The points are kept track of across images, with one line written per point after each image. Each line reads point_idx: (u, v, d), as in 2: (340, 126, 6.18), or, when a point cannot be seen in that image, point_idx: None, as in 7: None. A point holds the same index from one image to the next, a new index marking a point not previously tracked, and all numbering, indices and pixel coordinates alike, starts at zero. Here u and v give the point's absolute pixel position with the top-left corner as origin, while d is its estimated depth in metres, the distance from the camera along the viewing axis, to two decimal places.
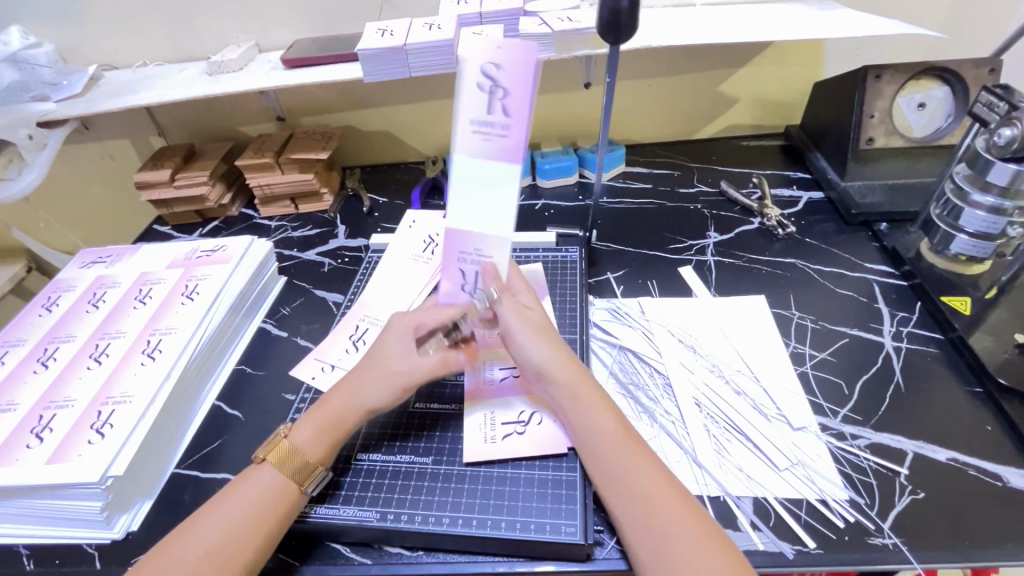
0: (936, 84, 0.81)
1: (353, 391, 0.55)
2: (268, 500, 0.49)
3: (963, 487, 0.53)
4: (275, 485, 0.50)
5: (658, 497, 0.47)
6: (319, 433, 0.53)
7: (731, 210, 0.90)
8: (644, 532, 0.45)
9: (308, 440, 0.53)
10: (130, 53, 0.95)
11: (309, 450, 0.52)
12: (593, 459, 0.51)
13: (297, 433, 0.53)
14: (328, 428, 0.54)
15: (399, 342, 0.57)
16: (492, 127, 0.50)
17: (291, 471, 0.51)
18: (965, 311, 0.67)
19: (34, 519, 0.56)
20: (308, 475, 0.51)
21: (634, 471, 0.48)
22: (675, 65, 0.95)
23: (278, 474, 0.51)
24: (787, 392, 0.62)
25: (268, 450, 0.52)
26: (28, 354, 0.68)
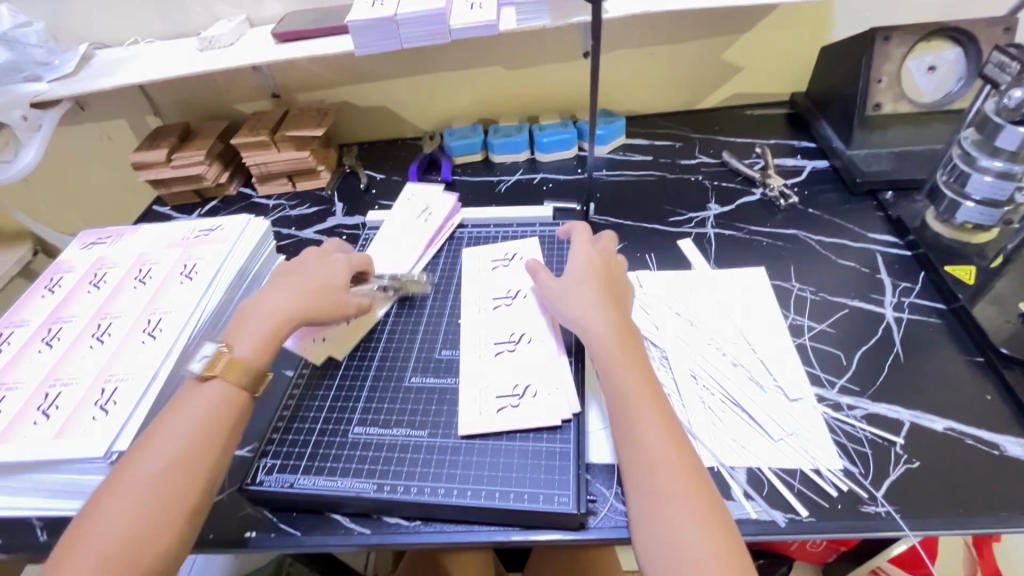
0: (948, 44, 0.78)
1: (302, 304, 0.59)
2: (214, 411, 0.51)
3: (960, 456, 0.52)
4: (214, 393, 0.52)
5: (658, 452, 0.47)
6: (254, 339, 0.56)
7: (733, 181, 0.88)
8: (649, 492, 0.46)
9: (244, 347, 0.55)
10: (120, 30, 0.94)
11: (254, 354, 0.55)
12: (616, 411, 0.51)
13: (238, 342, 0.55)
14: (272, 334, 0.57)
15: (334, 271, 0.64)
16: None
17: (239, 378, 0.53)
18: (969, 281, 0.66)
19: (45, 493, 0.57)
20: (256, 382, 0.55)
21: (644, 430, 0.49)
22: (676, 31, 0.92)
23: (222, 385, 0.52)
24: (785, 363, 0.62)
25: (210, 366, 0.53)
26: (32, 333, 0.69)
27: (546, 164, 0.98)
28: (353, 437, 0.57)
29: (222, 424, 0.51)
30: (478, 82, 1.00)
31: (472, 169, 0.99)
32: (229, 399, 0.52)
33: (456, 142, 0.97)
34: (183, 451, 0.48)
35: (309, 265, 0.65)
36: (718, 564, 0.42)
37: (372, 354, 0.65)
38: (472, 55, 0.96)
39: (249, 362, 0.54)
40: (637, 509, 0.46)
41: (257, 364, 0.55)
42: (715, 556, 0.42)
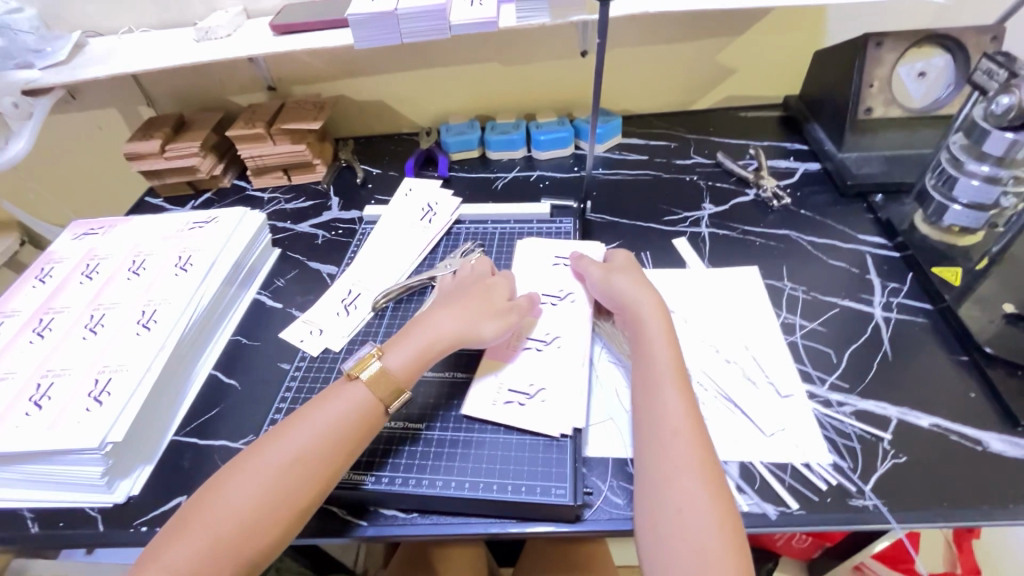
0: (938, 52, 0.79)
1: (464, 322, 0.59)
2: (346, 419, 0.51)
3: (944, 451, 0.54)
4: (353, 398, 0.52)
5: (678, 424, 0.49)
6: (407, 356, 0.56)
7: (727, 181, 0.89)
8: (662, 463, 0.48)
9: (394, 362, 0.55)
10: (114, 19, 0.93)
11: (403, 371, 0.55)
12: (645, 389, 0.53)
13: (388, 355, 0.56)
14: (423, 354, 0.57)
15: (500, 289, 0.64)
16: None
17: (377, 390, 0.53)
18: (955, 282, 0.67)
19: (36, 483, 0.57)
20: (392, 397, 0.53)
21: (668, 403, 0.51)
22: (673, 32, 0.93)
23: (366, 391, 0.53)
24: (776, 360, 0.63)
25: (360, 367, 0.54)
26: (22, 323, 0.68)
27: (542, 161, 0.99)
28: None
29: (355, 437, 0.51)
30: (476, 79, 1.00)
31: (469, 165, 0.99)
32: (365, 413, 0.52)
33: (453, 138, 0.98)
34: (310, 450, 0.49)
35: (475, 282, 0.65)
36: (719, 537, 0.43)
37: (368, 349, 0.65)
38: (470, 51, 0.96)
39: (395, 373, 0.54)
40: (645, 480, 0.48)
41: (396, 378, 0.54)
42: (716, 528, 0.44)
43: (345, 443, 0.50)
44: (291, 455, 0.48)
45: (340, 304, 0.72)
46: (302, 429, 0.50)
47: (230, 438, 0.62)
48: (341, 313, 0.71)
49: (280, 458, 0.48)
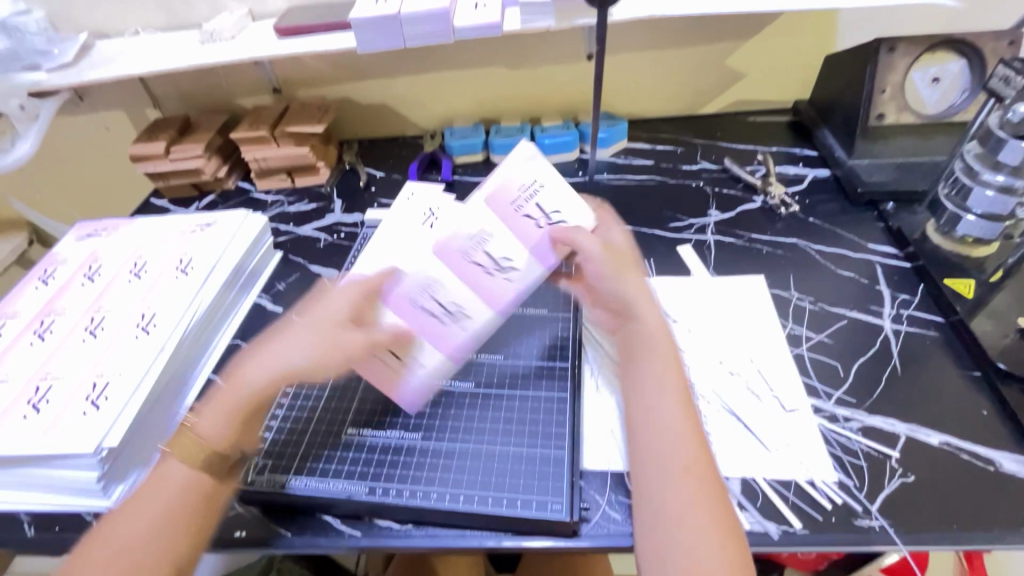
0: (952, 57, 0.77)
1: (269, 363, 0.54)
2: (172, 494, 0.49)
3: (955, 471, 0.52)
4: (177, 475, 0.50)
5: (683, 449, 0.48)
6: (221, 417, 0.52)
7: (734, 188, 0.88)
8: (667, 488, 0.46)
9: (211, 425, 0.52)
10: (121, 22, 0.93)
11: (214, 433, 0.51)
12: (644, 403, 0.51)
13: (200, 422, 0.52)
14: (235, 411, 0.52)
15: (337, 303, 0.57)
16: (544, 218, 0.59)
17: (196, 459, 0.50)
18: (968, 294, 0.66)
19: (34, 487, 0.57)
20: (209, 461, 0.51)
21: (675, 427, 0.49)
22: (681, 36, 0.92)
23: (178, 468, 0.50)
24: (781, 373, 0.61)
25: (175, 441, 0.51)
26: (24, 325, 0.68)
27: None
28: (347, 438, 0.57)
29: (189, 499, 0.49)
30: (481, 82, 0.99)
31: (473, 169, 0.99)
32: (193, 483, 0.50)
33: (457, 142, 0.97)
34: (148, 527, 0.47)
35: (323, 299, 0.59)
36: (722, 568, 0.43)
37: None
38: (475, 54, 0.95)
39: (210, 442, 0.51)
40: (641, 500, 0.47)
41: (216, 443, 0.51)
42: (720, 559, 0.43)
43: (187, 506, 0.49)
44: (140, 531, 0.47)
45: None
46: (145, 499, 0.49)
47: None
48: None
49: (132, 531, 0.47)
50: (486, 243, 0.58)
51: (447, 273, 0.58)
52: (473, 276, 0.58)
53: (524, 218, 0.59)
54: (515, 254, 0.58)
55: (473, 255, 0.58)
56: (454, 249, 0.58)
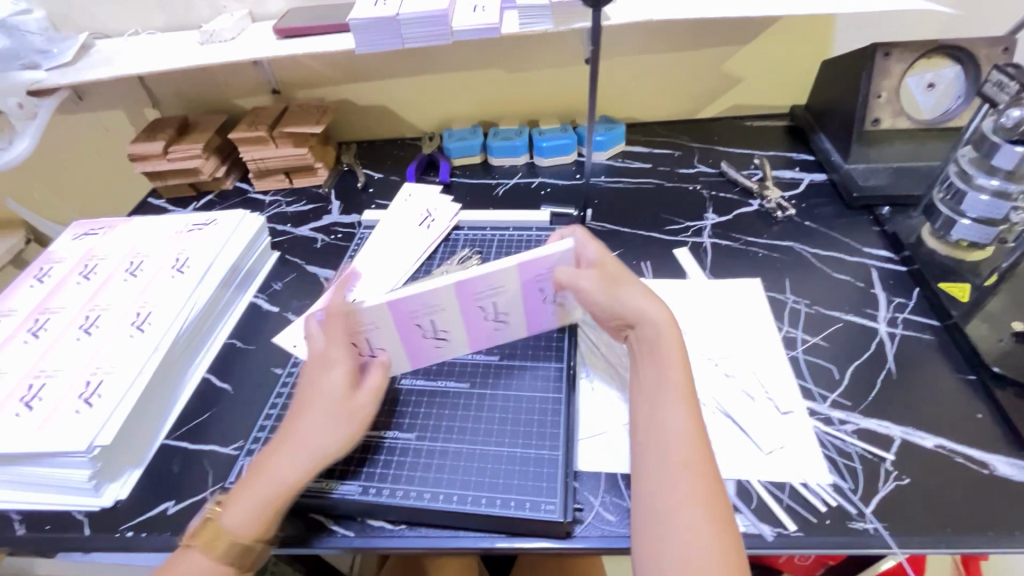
0: (947, 62, 0.78)
1: (295, 462, 0.49)
2: None
3: (949, 474, 0.52)
4: (205, 570, 0.46)
5: (682, 447, 0.47)
6: (253, 513, 0.48)
7: (731, 191, 0.88)
8: (664, 486, 0.46)
9: (241, 522, 0.48)
10: (121, 22, 0.93)
11: (243, 530, 0.48)
12: (648, 401, 0.51)
13: (228, 514, 0.48)
14: (264, 504, 0.48)
15: (332, 383, 0.52)
16: (549, 304, 0.62)
17: (227, 557, 0.47)
18: (963, 298, 0.66)
19: (25, 485, 0.57)
20: (241, 556, 0.48)
21: (676, 427, 0.48)
22: (678, 40, 0.93)
23: (207, 563, 0.47)
24: (777, 376, 0.61)
25: (197, 532, 0.48)
26: (18, 323, 0.68)
27: (545, 168, 0.98)
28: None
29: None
30: (479, 85, 1.00)
31: (471, 171, 0.99)
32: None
33: (455, 144, 0.97)
34: None
35: (313, 377, 0.53)
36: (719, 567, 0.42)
37: None
38: (473, 57, 0.96)
39: (239, 538, 0.48)
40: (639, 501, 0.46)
41: (250, 542, 0.48)
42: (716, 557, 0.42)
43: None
44: None
45: None
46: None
47: (220, 443, 0.61)
48: None
49: None
50: (500, 297, 0.58)
51: (455, 309, 0.58)
52: (474, 315, 0.59)
53: (539, 290, 0.60)
54: (516, 311, 0.61)
55: (483, 302, 0.58)
56: (472, 293, 0.57)
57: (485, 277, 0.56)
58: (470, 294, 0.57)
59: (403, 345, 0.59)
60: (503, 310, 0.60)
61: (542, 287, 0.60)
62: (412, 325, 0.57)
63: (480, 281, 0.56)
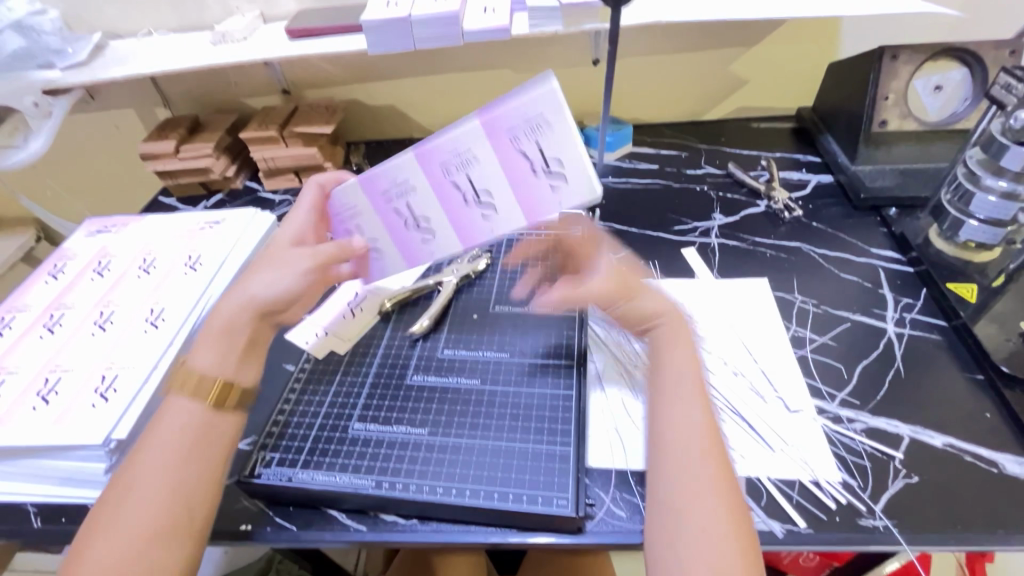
0: (954, 65, 0.78)
1: (273, 257, 0.55)
2: (182, 439, 0.49)
3: (958, 472, 0.53)
4: (180, 423, 0.50)
5: (694, 438, 0.49)
6: (217, 345, 0.53)
7: (738, 192, 0.88)
8: (680, 473, 0.47)
9: (209, 357, 0.52)
10: (135, 22, 0.94)
11: (212, 359, 0.52)
12: (660, 397, 0.53)
13: (197, 355, 0.52)
14: (228, 333, 0.53)
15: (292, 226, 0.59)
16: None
17: (196, 393, 0.51)
18: (970, 299, 0.66)
19: (41, 479, 0.57)
20: (219, 391, 0.52)
21: (691, 417, 0.50)
22: (686, 42, 0.93)
23: (187, 413, 0.50)
24: (786, 375, 0.62)
25: (176, 382, 0.52)
26: (34, 319, 0.69)
27: None
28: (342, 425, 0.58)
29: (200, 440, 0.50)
30: (487, 86, 1.00)
31: None
32: (196, 432, 0.50)
33: None
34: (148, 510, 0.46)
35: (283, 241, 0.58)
36: (733, 545, 0.43)
37: (372, 355, 0.65)
38: (482, 58, 0.96)
39: (207, 371, 0.52)
40: (659, 487, 0.47)
41: (220, 374, 0.52)
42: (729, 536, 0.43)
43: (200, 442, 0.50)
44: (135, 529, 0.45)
45: (344, 306, 0.71)
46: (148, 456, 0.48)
47: None
48: (346, 315, 0.69)
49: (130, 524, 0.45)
50: (491, 209, 0.55)
51: (434, 200, 0.57)
52: (467, 226, 0.57)
53: (544, 216, 0.54)
54: None
55: (469, 205, 0.56)
56: (455, 181, 0.55)
57: (477, 174, 0.54)
58: (450, 181, 0.55)
59: (391, 230, 0.60)
60: (495, 222, 0.56)
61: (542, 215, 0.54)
62: (397, 210, 0.58)
63: (501, 230, 0.54)
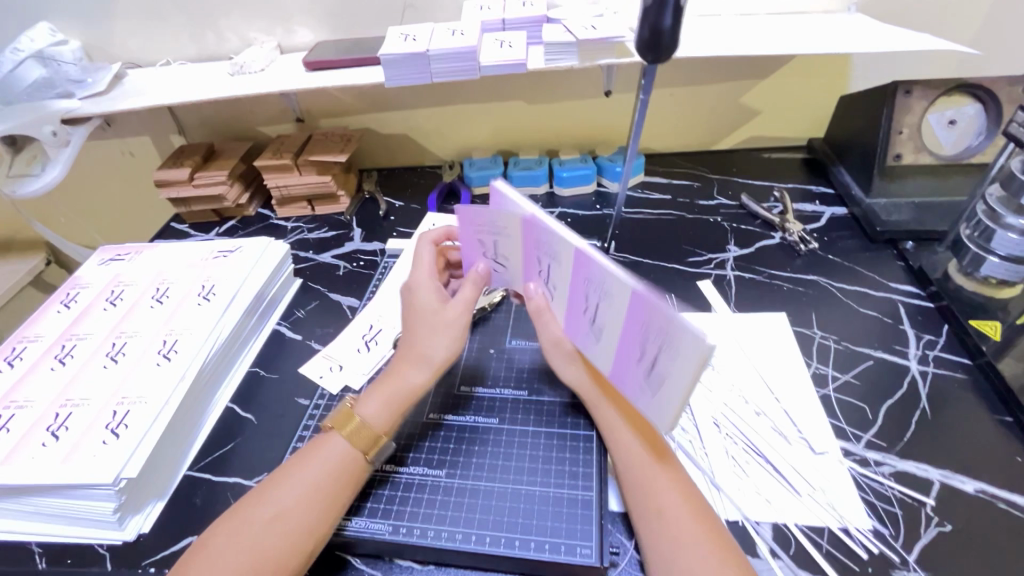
0: (968, 100, 0.79)
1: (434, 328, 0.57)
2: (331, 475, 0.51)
3: (993, 520, 0.51)
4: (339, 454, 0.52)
5: (665, 499, 0.47)
6: (384, 402, 0.55)
7: (752, 224, 0.88)
8: (668, 538, 0.46)
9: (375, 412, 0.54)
10: (153, 52, 0.96)
11: (380, 420, 0.54)
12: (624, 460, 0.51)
13: (362, 404, 0.55)
14: (394, 398, 0.55)
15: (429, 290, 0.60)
16: (644, 374, 0.48)
17: (359, 443, 0.52)
18: (994, 336, 0.65)
19: (48, 517, 0.56)
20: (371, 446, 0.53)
21: (657, 476, 0.49)
22: (698, 75, 0.94)
23: (344, 445, 0.52)
24: (809, 414, 0.61)
25: (336, 419, 0.54)
26: (45, 349, 0.68)
27: (565, 198, 0.98)
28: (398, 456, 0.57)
29: (348, 484, 0.51)
30: (501, 116, 1.01)
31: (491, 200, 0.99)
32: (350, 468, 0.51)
33: (476, 173, 0.98)
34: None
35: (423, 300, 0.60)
36: None
37: None
38: (495, 89, 0.97)
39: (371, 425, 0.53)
40: (646, 546, 0.47)
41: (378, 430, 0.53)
42: None
43: (345, 487, 0.51)
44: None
45: (360, 340, 0.73)
46: (288, 488, 0.49)
47: (243, 476, 0.61)
48: (361, 349, 0.71)
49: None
50: (606, 304, 0.48)
51: (569, 273, 0.51)
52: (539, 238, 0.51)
53: (642, 339, 0.46)
54: (611, 334, 0.50)
55: (591, 292, 0.50)
56: (586, 273, 0.48)
57: (604, 271, 0.46)
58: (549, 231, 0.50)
59: (520, 262, 0.56)
60: (599, 315, 0.50)
61: (644, 339, 0.46)
62: (534, 252, 0.54)
63: (597, 274, 0.47)
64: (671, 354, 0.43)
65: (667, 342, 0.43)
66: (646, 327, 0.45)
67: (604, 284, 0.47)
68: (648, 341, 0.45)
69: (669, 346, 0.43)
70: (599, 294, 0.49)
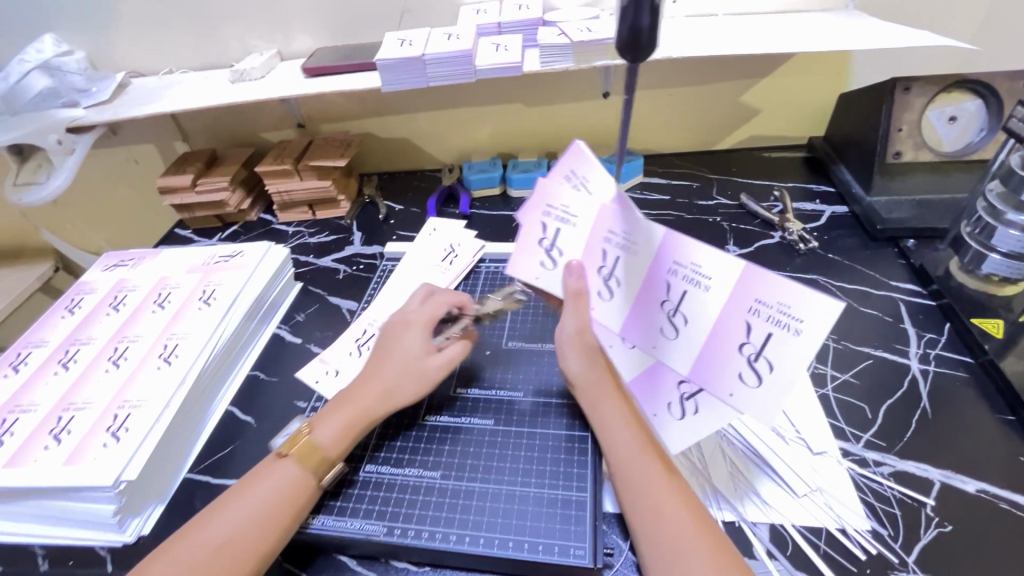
0: (969, 96, 0.78)
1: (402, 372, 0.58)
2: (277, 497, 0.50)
3: (994, 520, 0.50)
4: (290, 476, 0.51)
5: (659, 502, 0.47)
6: (338, 429, 0.54)
7: (752, 223, 0.88)
8: (663, 541, 0.45)
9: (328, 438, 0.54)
10: (156, 61, 0.97)
11: (332, 445, 0.54)
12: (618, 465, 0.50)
13: (320, 429, 0.54)
14: (352, 426, 0.55)
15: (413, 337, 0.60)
16: (741, 367, 0.45)
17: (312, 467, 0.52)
18: (997, 334, 0.64)
19: (50, 520, 0.57)
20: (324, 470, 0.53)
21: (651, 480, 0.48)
22: (695, 76, 0.94)
23: (293, 469, 0.52)
24: (807, 415, 0.60)
25: (289, 444, 0.53)
26: (49, 355, 0.69)
27: None
28: (349, 476, 0.56)
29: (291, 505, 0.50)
30: (500, 119, 1.02)
31: (490, 203, 1.00)
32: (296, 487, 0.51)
33: (475, 176, 0.99)
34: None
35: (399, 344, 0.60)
36: None
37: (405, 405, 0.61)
38: (493, 93, 0.98)
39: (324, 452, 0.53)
40: (643, 550, 0.46)
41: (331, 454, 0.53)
42: None
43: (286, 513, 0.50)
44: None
45: (353, 344, 0.72)
46: (234, 512, 0.49)
47: None
48: (354, 353, 0.71)
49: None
50: (695, 292, 0.47)
51: (647, 264, 0.49)
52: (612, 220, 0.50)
53: (744, 325, 0.45)
54: (694, 328, 0.48)
55: (675, 282, 0.48)
56: (673, 260, 0.47)
57: (707, 259, 0.45)
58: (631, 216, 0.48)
59: (582, 254, 0.53)
60: (684, 310, 0.48)
61: (749, 326, 0.44)
62: (600, 243, 0.52)
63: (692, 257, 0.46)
64: (788, 334, 0.43)
65: (782, 311, 0.43)
66: (754, 307, 0.44)
67: (706, 274, 0.46)
68: (752, 323, 0.44)
69: (784, 313, 0.43)
70: (688, 283, 0.47)
